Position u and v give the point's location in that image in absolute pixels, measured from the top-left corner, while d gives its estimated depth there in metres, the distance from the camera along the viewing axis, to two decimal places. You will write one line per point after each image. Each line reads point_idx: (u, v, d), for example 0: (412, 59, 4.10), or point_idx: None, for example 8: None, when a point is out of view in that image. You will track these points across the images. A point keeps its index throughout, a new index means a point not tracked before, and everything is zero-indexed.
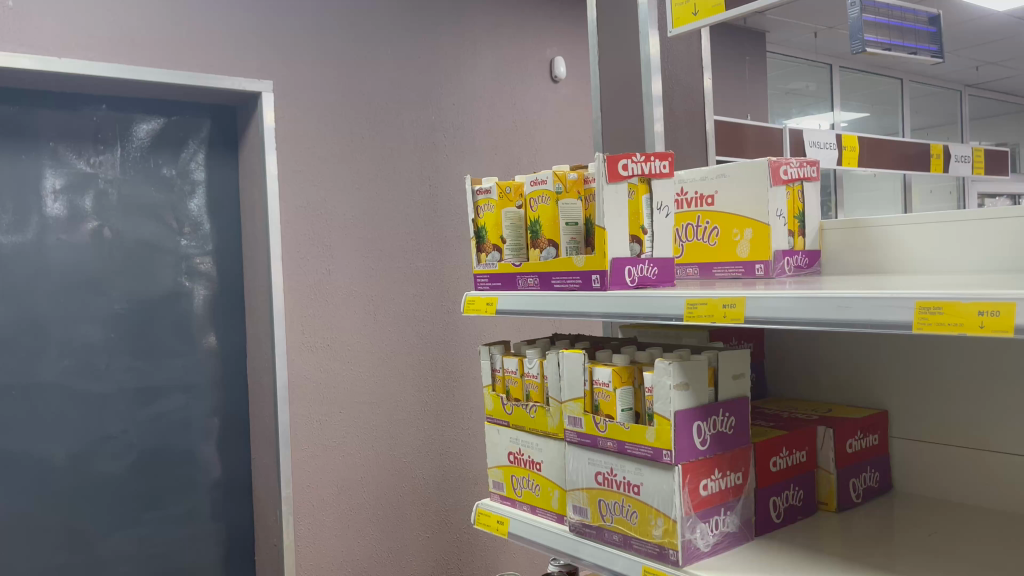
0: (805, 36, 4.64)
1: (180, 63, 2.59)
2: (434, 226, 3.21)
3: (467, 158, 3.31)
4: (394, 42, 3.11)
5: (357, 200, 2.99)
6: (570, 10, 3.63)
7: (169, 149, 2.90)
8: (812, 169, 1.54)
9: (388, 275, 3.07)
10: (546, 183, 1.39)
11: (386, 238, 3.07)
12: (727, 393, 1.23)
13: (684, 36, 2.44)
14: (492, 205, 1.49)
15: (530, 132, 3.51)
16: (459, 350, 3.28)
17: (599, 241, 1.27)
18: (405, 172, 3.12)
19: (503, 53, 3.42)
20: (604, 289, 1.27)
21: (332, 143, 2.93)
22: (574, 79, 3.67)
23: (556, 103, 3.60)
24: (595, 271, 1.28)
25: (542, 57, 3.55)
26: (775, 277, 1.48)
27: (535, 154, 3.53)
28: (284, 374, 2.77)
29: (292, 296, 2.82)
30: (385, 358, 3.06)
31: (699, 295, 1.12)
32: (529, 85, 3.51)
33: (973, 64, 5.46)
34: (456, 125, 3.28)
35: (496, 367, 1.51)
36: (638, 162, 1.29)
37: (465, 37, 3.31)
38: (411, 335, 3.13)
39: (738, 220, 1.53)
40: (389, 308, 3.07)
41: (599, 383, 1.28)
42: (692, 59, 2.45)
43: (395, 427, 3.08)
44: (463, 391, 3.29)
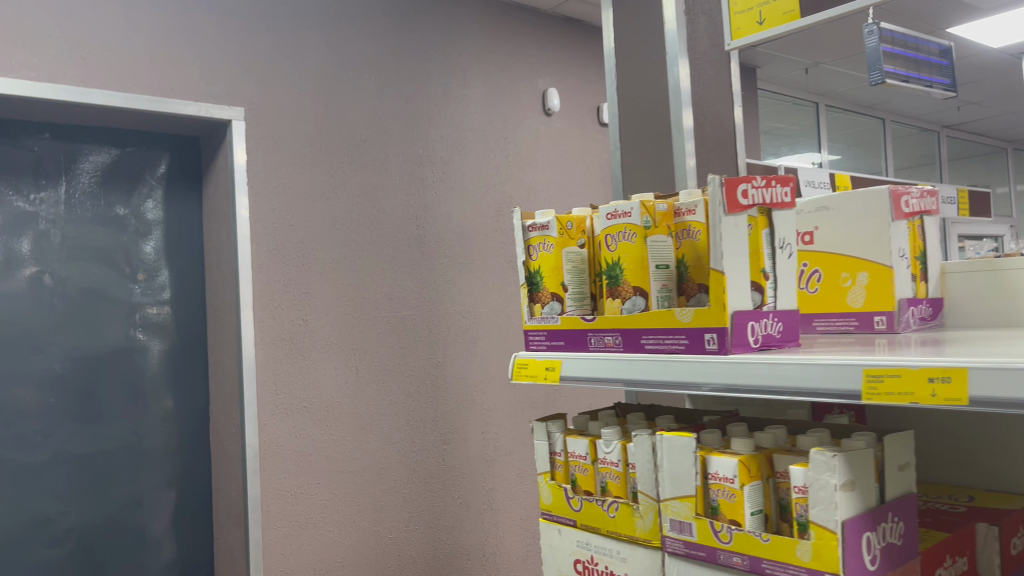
0: (795, 72, 4.48)
1: (139, 85, 2.25)
2: (422, 270, 2.88)
3: (458, 197, 3.01)
4: (378, 69, 2.81)
5: (337, 241, 2.66)
6: (562, 38, 3.38)
7: (122, 185, 2.54)
8: (932, 200, 1.27)
9: (372, 326, 2.72)
10: (630, 216, 1.09)
11: (369, 284, 2.73)
12: (894, 490, 0.93)
13: (714, 60, 2.18)
14: (550, 244, 1.18)
15: (524, 168, 3.23)
16: (450, 409, 2.93)
17: (715, 289, 0.97)
18: (390, 212, 2.80)
19: (494, 82, 3.15)
20: (725, 351, 0.96)
21: (309, 178, 2.60)
22: (568, 111, 3.41)
23: (550, 138, 3.32)
24: (709, 328, 0.98)
25: (534, 88, 3.28)
26: (901, 331, 1.19)
27: (529, 192, 3.24)
28: (254, 442, 2.40)
29: (266, 351, 2.45)
30: (369, 420, 2.70)
31: (886, 362, 0.81)
32: (522, 117, 3.24)
33: (956, 105, 5.37)
34: (446, 159, 2.98)
35: (556, 450, 1.19)
36: (759, 187, 1.01)
37: (454, 65, 3.04)
38: (397, 394, 2.77)
39: (848, 262, 1.25)
40: (372, 363, 2.72)
41: (717, 478, 0.97)
42: (722, 84, 2.20)
43: (380, 499, 2.71)
44: (456, 455, 2.94)
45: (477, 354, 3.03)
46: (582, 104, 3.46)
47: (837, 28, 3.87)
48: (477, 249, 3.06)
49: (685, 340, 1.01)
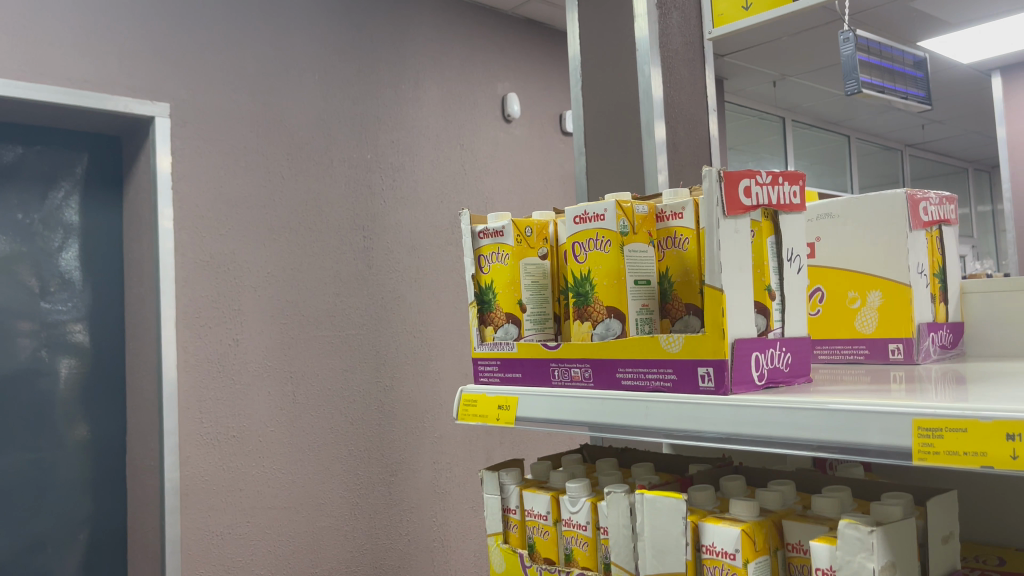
0: (763, 85, 4.35)
1: (47, 74, 2.00)
2: (369, 286, 2.65)
3: (409, 206, 2.78)
4: (323, 66, 2.59)
5: (274, 252, 2.41)
6: (522, 42, 3.19)
7: (31, 188, 2.27)
8: (951, 208, 1.09)
9: (312, 346, 2.48)
10: (603, 219, 0.87)
11: (309, 300, 2.49)
12: (939, 568, 0.73)
13: (686, 59, 2.00)
14: (505, 254, 0.98)
15: (481, 177, 3.02)
16: (398, 437, 2.69)
17: (712, 312, 0.76)
18: (334, 221, 2.57)
19: (450, 85, 2.95)
20: (723, 391, 0.76)
21: (243, 183, 2.36)
22: (529, 118, 3.21)
23: (509, 146, 3.12)
24: (704, 361, 0.77)
25: (493, 93, 3.08)
26: (920, 362, 1.00)
27: (487, 203, 3.03)
28: (174, 477, 2.13)
29: (190, 374, 2.19)
30: (307, 450, 2.45)
31: (943, 413, 0.61)
32: (479, 123, 3.03)
33: (921, 124, 5.29)
34: (397, 166, 2.76)
35: (510, 506, 0.98)
36: (764, 185, 0.81)
37: (407, 65, 2.82)
38: (339, 421, 2.53)
39: (857, 279, 1.05)
40: (312, 387, 2.47)
41: (713, 553, 0.76)
42: (695, 85, 2.02)
43: (318, 537, 2.46)
44: (404, 488, 2.69)
45: (428, 376, 2.80)
46: (544, 112, 3.27)
47: (807, 39, 3.74)
48: (430, 263, 2.84)
49: (673, 375, 0.80)
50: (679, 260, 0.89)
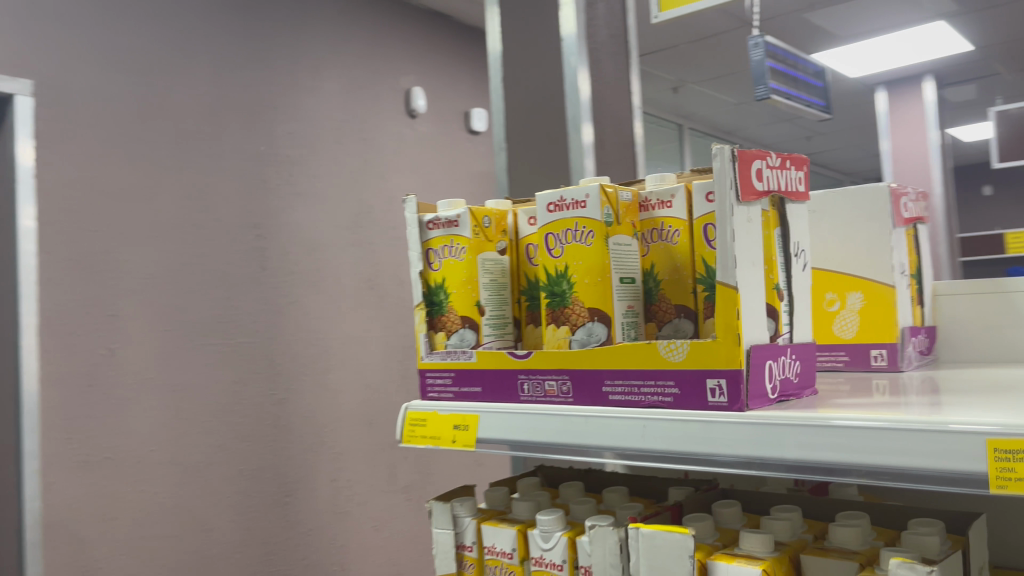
0: (663, 91, 4.36)
1: None
2: (263, 289, 2.43)
3: (307, 203, 2.58)
4: (213, 48, 2.36)
5: (157, 251, 2.17)
6: (427, 33, 3.05)
7: None
8: (925, 205, 1.03)
9: (199, 356, 2.24)
10: (584, 206, 0.75)
11: (196, 304, 2.25)
12: None
13: (612, 52, 1.92)
14: (460, 247, 0.84)
15: (384, 174, 2.85)
16: (295, 453, 2.48)
17: (725, 313, 0.65)
18: (225, 218, 2.34)
19: (351, 76, 2.77)
20: (738, 407, 0.65)
21: (122, 173, 2.10)
22: (434, 114, 3.06)
23: (413, 142, 2.97)
24: (713, 371, 0.66)
25: (397, 86, 2.92)
26: (904, 370, 0.93)
27: (390, 201, 2.87)
28: (36, 507, 1.86)
29: (57, 389, 1.92)
30: (193, 471, 2.21)
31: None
32: (383, 117, 2.86)
33: (807, 136, 5.47)
34: (295, 160, 2.55)
35: (465, 543, 0.84)
36: (774, 168, 0.71)
37: (305, 52, 2.62)
38: (229, 437, 2.30)
39: (835, 279, 0.98)
40: (199, 400, 2.23)
41: None
42: (620, 80, 1.94)
43: (205, 567, 2.22)
44: (301, 508, 2.48)
45: (328, 387, 2.60)
46: (449, 108, 3.13)
47: (708, 46, 3.76)
48: (330, 265, 2.64)
49: (675, 389, 0.68)
50: (667, 255, 0.77)
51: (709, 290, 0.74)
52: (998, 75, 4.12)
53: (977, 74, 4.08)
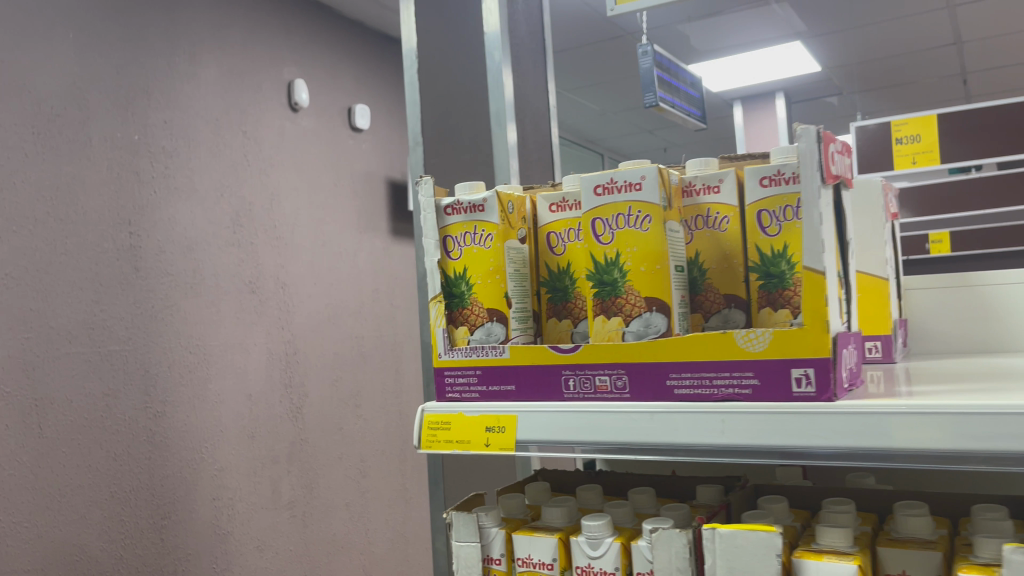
0: None
1: None
2: (136, 292, 2.20)
3: (183, 198, 2.36)
4: (80, 22, 2.11)
5: (16, 249, 1.90)
6: (308, 24, 2.90)
7: None
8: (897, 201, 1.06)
9: (65, 367, 1.99)
10: (639, 188, 0.71)
11: (61, 309, 1.99)
12: None
13: (530, 50, 1.88)
14: (487, 234, 0.77)
15: (265, 170, 2.67)
16: (171, 472, 2.26)
17: (812, 299, 0.63)
18: (94, 213, 2.10)
19: (230, 64, 2.57)
20: (828, 397, 0.62)
21: None
22: (315, 109, 2.91)
23: (294, 138, 2.80)
24: (800, 361, 0.63)
25: (278, 78, 2.75)
26: (896, 362, 0.96)
27: (271, 199, 2.69)
28: None
29: None
30: (58, 497, 1.95)
31: None
32: (263, 110, 2.68)
33: (663, 147, 5.69)
34: (170, 151, 2.33)
35: (493, 555, 0.77)
36: (840, 154, 0.69)
37: (181, 34, 2.41)
38: (99, 457, 2.05)
39: None
40: (64, 417, 1.98)
41: None
42: (538, 78, 1.91)
43: None
44: (178, 532, 2.26)
45: (206, 398, 2.39)
46: (331, 103, 2.98)
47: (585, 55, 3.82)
48: (207, 266, 2.44)
49: (754, 380, 0.65)
50: (714, 243, 0.74)
51: (764, 278, 0.72)
52: (841, 95, 4.45)
53: (823, 93, 4.39)
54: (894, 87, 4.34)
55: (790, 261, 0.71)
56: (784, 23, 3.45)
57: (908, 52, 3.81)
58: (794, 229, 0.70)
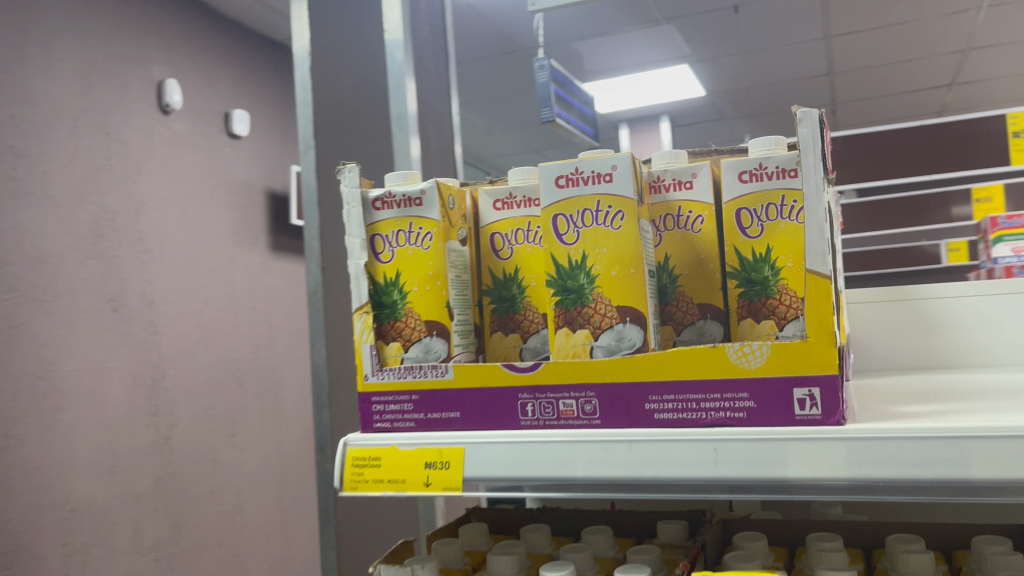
0: None
1: None
2: None
3: (33, 205, 2.10)
4: None
5: None
6: (181, 21, 2.67)
7: None
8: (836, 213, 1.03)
9: None
10: (609, 180, 0.61)
11: None
12: None
13: (434, 52, 1.77)
14: (424, 232, 0.65)
15: (130, 176, 2.42)
16: (14, 516, 1.97)
17: (817, 306, 0.54)
18: None
19: (91, 58, 2.32)
20: (837, 421, 0.54)
21: None
22: (189, 112, 2.68)
23: (165, 142, 2.56)
24: (803, 379, 0.54)
25: (146, 76, 2.51)
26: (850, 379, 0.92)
27: (137, 208, 2.44)
28: None
29: None
30: None
31: None
32: (129, 110, 2.44)
33: None
34: (19, 152, 2.06)
35: None
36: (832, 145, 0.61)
37: (34, 21, 2.15)
38: None
39: None
40: None
41: None
42: (441, 82, 1.79)
43: None
44: None
45: (58, 431, 2.12)
46: (206, 107, 2.76)
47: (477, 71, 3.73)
48: (62, 281, 2.17)
49: (749, 402, 0.56)
50: (686, 246, 0.66)
51: (744, 285, 0.63)
52: (722, 121, 4.57)
53: (705, 118, 4.49)
54: (771, 114, 4.50)
55: (774, 266, 0.62)
56: (672, 46, 3.49)
57: (786, 81, 3.94)
58: (778, 229, 0.62)
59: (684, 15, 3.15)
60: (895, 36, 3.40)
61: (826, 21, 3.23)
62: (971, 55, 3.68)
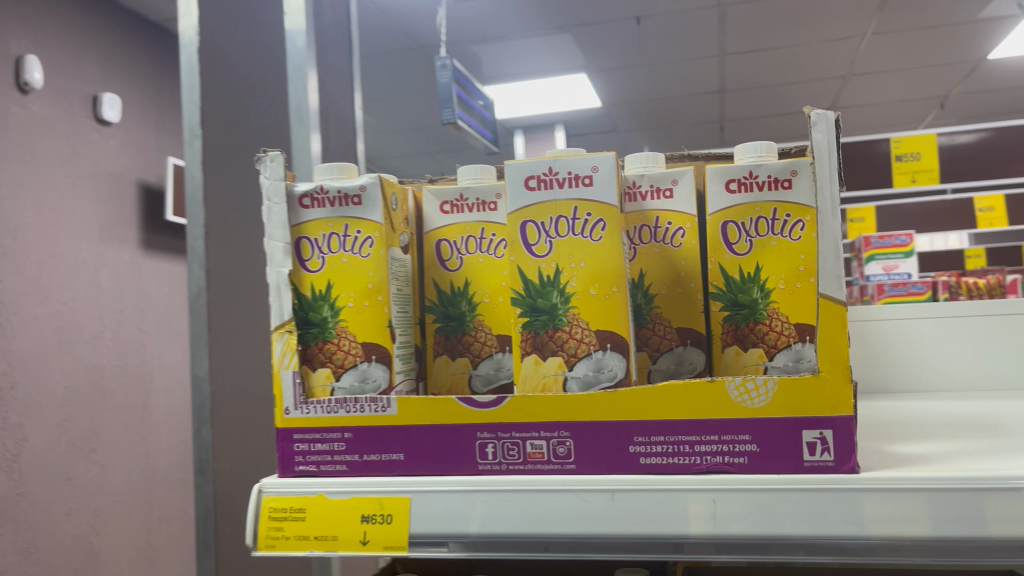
0: None
1: None
2: None
3: None
4: None
5: None
6: None
7: None
8: None
9: None
10: (588, 184, 0.52)
11: None
12: None
13: (335, 41, 1.62)
14: (363, 237, 0.54)
15: None
16: None
17: (831, 336, 0.47)
18: None
19: None
20: (850, 467, 0.47)
21: None
22: (53, 93, 2.33)
23: (20, 124, 2.18)
24: (813, 421, 0.47)
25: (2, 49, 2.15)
26: None
27: None
28: None
29: None
30: None
31: None
32: None
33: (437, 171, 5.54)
34: None
35: None
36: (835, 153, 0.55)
37: None
38: None
39: None
40: None
41: None
42: (341, 74, 1.64)
43: None
44: None
45: None
46: (74, 89, 2.42)
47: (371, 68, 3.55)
48: None
49: (751, 446, 0.48)
50: (664, 262, 0.58)
51: (730, 309, 0.56)
52: (614, 132, 4.60)
53: (598, 128, 4.51)
54: (660, 128, 4.56)
55: (764, 288, 0.55)
56: (573, 56, 3.47)
57: (679, 95, 4.00)
58: (769, 246, 0.55)
59: (586, 23, 3.11)
60: (785, 57, 3.50)
61: (725, 38, 3.27)
62: (851, 81, 3.86)
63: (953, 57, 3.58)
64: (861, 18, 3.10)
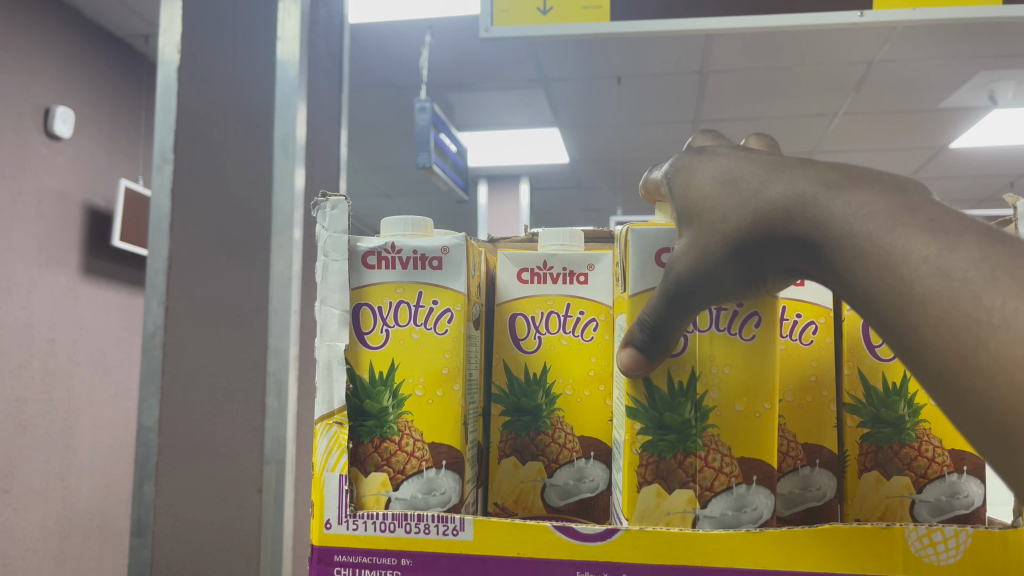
0: None
1: None
2: None
3: None
4: None
5: None
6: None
7: None
8: None
9: None
10: None
11: None
12: None
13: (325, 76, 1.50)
14: (441, 312, 0.44)
15: None
16: None
17: None
18: None
19: None
20: None
21: None
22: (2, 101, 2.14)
23: None
24: None
25: None
26: None
27: None
28: None
29: None
30: None
31: None
32: None
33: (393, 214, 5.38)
34: None
35: None
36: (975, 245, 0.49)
37: None
38: None
39: None
40: None
41: None
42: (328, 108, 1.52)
43: None
44: None
45: None
46: (24, 99, 2.24)
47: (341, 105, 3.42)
48: None
49: None
50: (791, 360, 0.48)
51: (870, 425, 0.47)
52: (578, 188, 4.57)
53: (562, 183, 4.46)
54: (624, 189, 4.54)
55: (911, 403, 0.47)
56: (546, 111, 3.42)
57: (646, 157, 3.99)
58: None
59: (567, 78, 3.07)
60: (757, 129, 3.53)
61: (703, 104, 3.26)
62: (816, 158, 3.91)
63: (913, 143, 3.66)
64: (835, 97, 3.14)
